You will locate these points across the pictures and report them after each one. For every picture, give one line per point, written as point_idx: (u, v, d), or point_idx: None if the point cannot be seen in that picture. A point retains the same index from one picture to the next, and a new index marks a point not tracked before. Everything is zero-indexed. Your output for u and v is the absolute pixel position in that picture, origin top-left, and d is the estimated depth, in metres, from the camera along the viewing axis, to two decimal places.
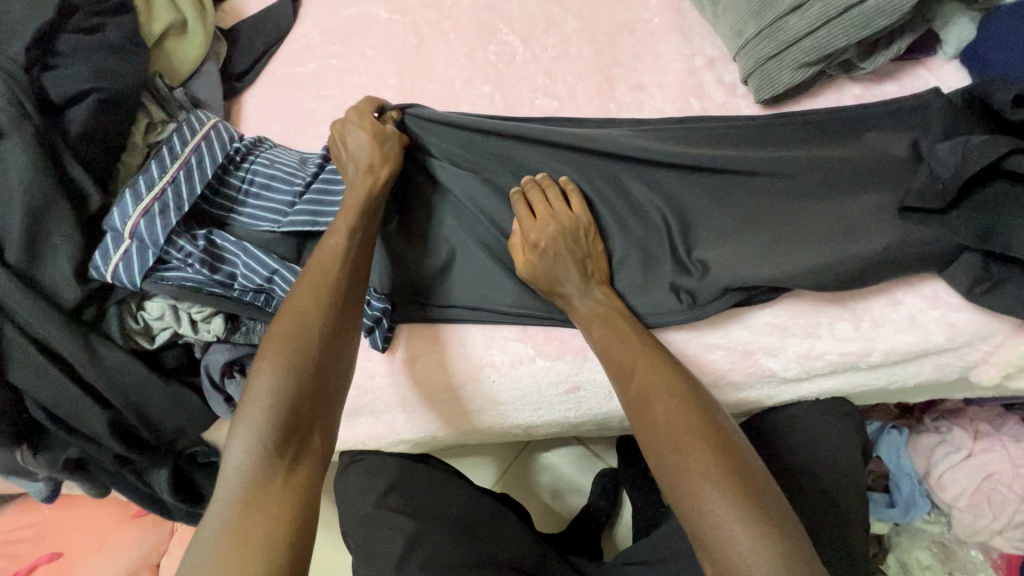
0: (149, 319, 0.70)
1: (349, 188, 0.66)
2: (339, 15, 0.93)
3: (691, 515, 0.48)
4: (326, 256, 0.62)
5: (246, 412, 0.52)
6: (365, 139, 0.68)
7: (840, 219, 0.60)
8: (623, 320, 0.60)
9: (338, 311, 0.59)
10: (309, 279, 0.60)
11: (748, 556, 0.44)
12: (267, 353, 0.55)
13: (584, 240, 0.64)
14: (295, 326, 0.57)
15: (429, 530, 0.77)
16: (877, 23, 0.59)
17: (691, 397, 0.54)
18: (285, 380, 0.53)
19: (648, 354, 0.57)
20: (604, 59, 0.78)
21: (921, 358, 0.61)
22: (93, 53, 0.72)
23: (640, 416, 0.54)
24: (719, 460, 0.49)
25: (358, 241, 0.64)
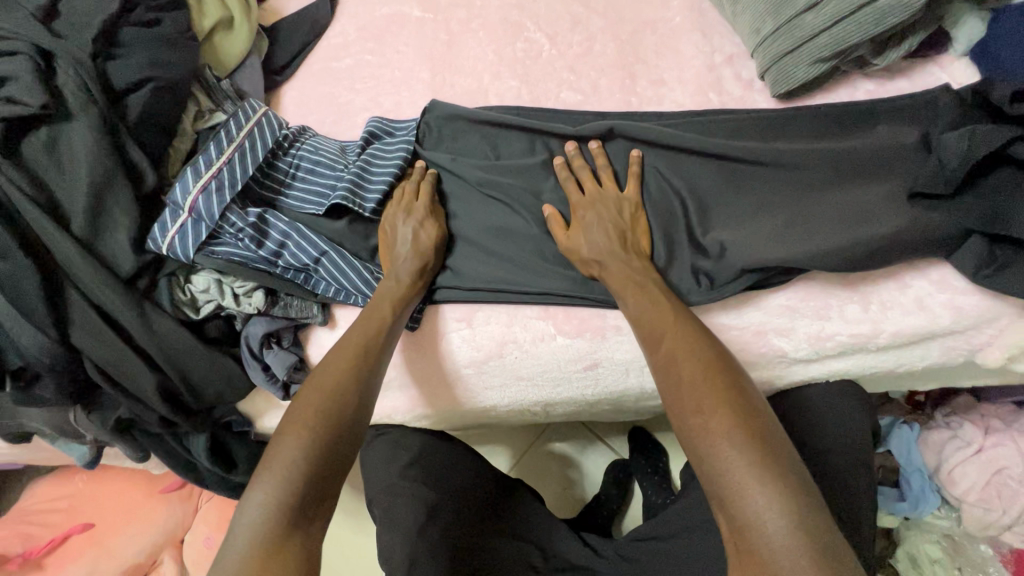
0: (195, 291, 0.75)
1: (394, 279, 0.71)
2: (374, 13, 0.98)
3: (710, 475, 0.51)
4: (363, 334, 0.67)
5: (270, 475, 0.57)
6: (422, 237, 0.73)
7: (851, 205, 0.63)
8: (655, 287, 0.64)
9: (365, 392, 0.64)
10: (343, 352, 0.66)
11: (763, 512, 0.47)
12: (295, 421, 0.60)
13: (626, 214, 0.69)
14: (328, 398, 0.62)
15: (447, 504, 0.81)
16: (888, 20, 0.63)
17: (716, 362, 0.57)
18: (310, 452, 0.58)
19: (680, 323, 0.60)
20: (627, 56, 0.81)
21: (928, 341, 0.64)
22: (151, 44, 0.77)
23: (665, 378, 0.58)
24: (739, 420, 0.52)
25: (389, 326, 0.68)
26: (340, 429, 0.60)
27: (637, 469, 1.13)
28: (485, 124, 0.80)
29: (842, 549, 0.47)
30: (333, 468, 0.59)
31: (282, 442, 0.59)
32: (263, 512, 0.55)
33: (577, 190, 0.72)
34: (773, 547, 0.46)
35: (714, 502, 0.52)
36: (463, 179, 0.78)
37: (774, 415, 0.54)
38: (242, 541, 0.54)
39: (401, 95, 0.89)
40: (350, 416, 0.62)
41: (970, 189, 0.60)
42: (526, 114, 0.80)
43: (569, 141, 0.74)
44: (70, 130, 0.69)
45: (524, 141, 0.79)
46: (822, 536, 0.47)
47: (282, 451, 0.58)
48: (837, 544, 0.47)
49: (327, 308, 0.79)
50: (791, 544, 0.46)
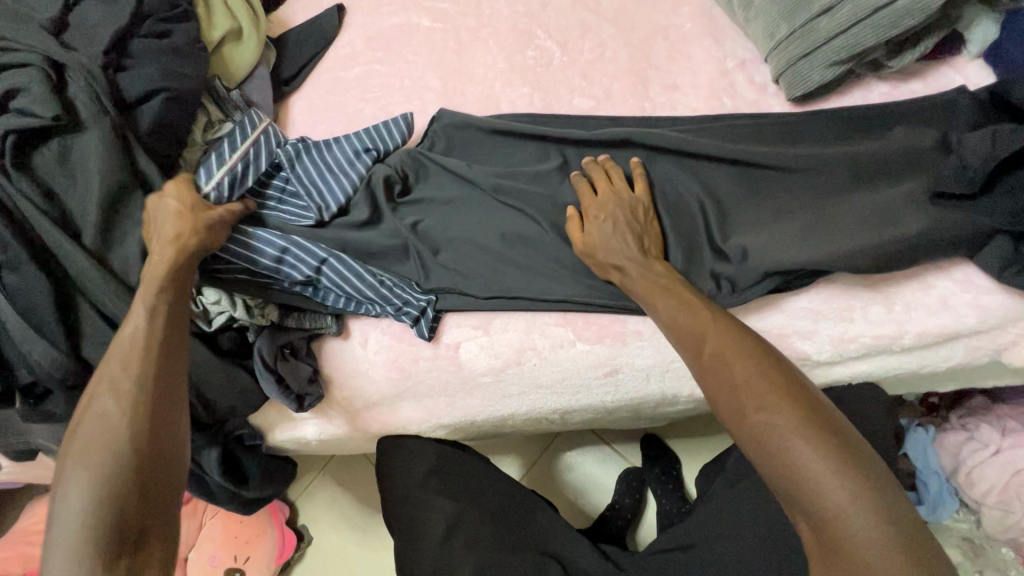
0: (207, 303, 0.73)
1: (154, 263, 0.64)
2: (382, 23, 0.98)
3: (782, 475, 0.51)
4: (121, 343, 0.59)
5: (58, 531, 0.52)
6: (167, 216, 0.67)
7: (874, 204, 0.63)
8: (684, 287, 0.63)
9: (148, 402, 0.57)
10: (106, 371, 0.58)
11: (849, 506, 0.49)
12: (70, 465, 0.54)
13: (640, 218, 0.67)
14: (97, 431, 0.55)
15: (469, 514, 0.81)
16: (904, 24, 0.63)
17: (763, 357, 0.56)
18: (90, 493, 0.52)
19: (719, 321, 0.59)
20: (639, 62, 0.82)
21: (953, 341, 0.64)
22: (162, 55, 0.76)
23: (713, 379, 0.57)
24: (807, 417, 0.52)
25: (148, 327, 0.60)
26: (123, 456, 0.54)
27: (652, 478, 1.12)
28: (498, 133, 0.80)
29: (920, 528, 0.49)
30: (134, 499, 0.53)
31: (63, 493, 0.53)
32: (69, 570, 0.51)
33: (587, 190, 0.71)
34: (858, 542, 0.48)
35: (783, 500, 0.53)
36: (476, 185, 0.77)
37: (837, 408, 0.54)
38: None
39: (412, 104, 0.89)
40: (132, 446, 0.54)
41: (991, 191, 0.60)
42: (536, 120, 0.80)
43: (587, 157, 0.72)
44: (82, 142, 0.68)
45: (534, 149, 0.79)
46: (902, 522, 0.49)
47: (66, 500, 0.53)
48: (915, 524, 0.49)
49: (342, 318, 0.78)
50: (875, 534, 0.48)
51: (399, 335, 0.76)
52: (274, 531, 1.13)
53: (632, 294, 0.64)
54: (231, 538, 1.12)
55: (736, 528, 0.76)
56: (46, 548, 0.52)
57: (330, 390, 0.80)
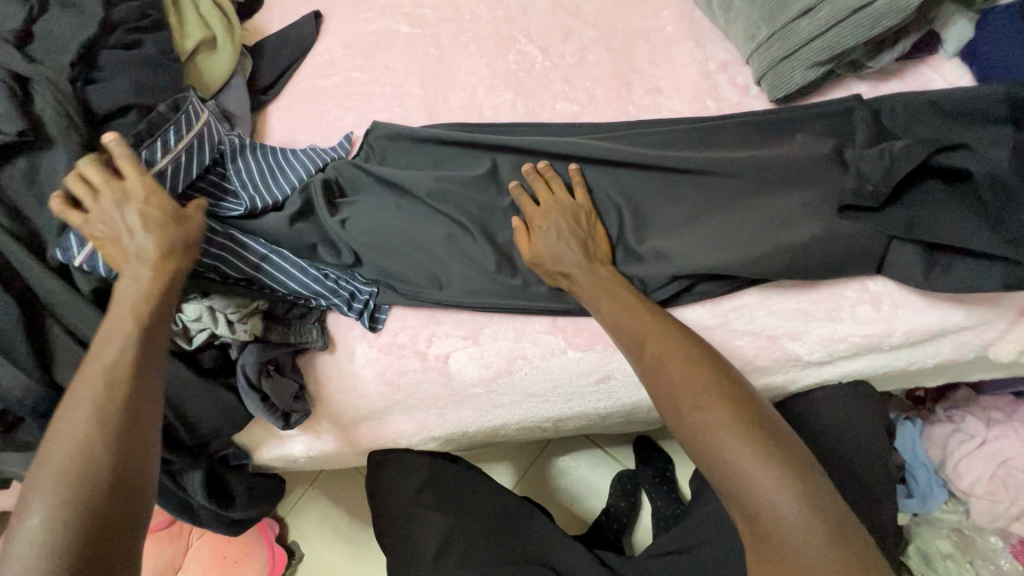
0: (186, 320, 0.70)
1: (133, 278, 0.60)
2: (361, 30, 0.96)
3: (716, 468, 0.53)
4: (99, 363, 0.56)
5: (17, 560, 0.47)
6: (150, 213, 0.61)
7: (777, 209, 0.65)
8: (626, 290, 0.64)
9: (128, 425, 0.54)
10: (80, 391, 0.54)
11: (777, 497, 0.50)
12: (37, 491, 0.50)
13: (584, 222, 0.69)
14: (67, 453, 0.51)
15: (462, 526, 0.80)
16: (882, 24, 0.62)
17: (698, 357, 0.58)
18: (58, 521, 0.48)
19: (658, 322, 0.61)
20: (621, 65, 0.81)
21: (940, 339, 0.64)
22: (132, 66, 0.74)
23: (653, 380, 0.58)
24: (736, 411, 0.54)
25: (132, 348, 0.57)
26: (99, 481, 0.51)
27: (646, 479, 1.12)
28: (436, 144, 0.81)
29: (849, 518, 0.50)
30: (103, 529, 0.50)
31: (25, 521, 0.49)
32: None
33: (531, 203, 0.72)
34: (790, 530, 0.49)
35: (721, 495, 0.54)
36: (411, 191, 0.78)
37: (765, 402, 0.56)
38: None
39: (393, 111, 0.88)
40: (110, 470, 0.51)
41: (916, 193, 0.61)
42: (474, 129, 0.82)
43: (526, 163, 0.73)
44: (50, 159, 0.66)
45: (471, 156, 0.80)
46: (830, 510, 0.50)
47: (28, 528, 0.48)
48: (844, 514, 0.50)
49: (326, 330, 0.77)
50: (802, 526, 0.49)
51: (385, 348, 0.75)
52: (263, 549, 1.12)
53: (582, 299, 0.65)
54: (221, 557, 1.12)
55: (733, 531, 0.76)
56: None
57: (318, 405, 0.78)
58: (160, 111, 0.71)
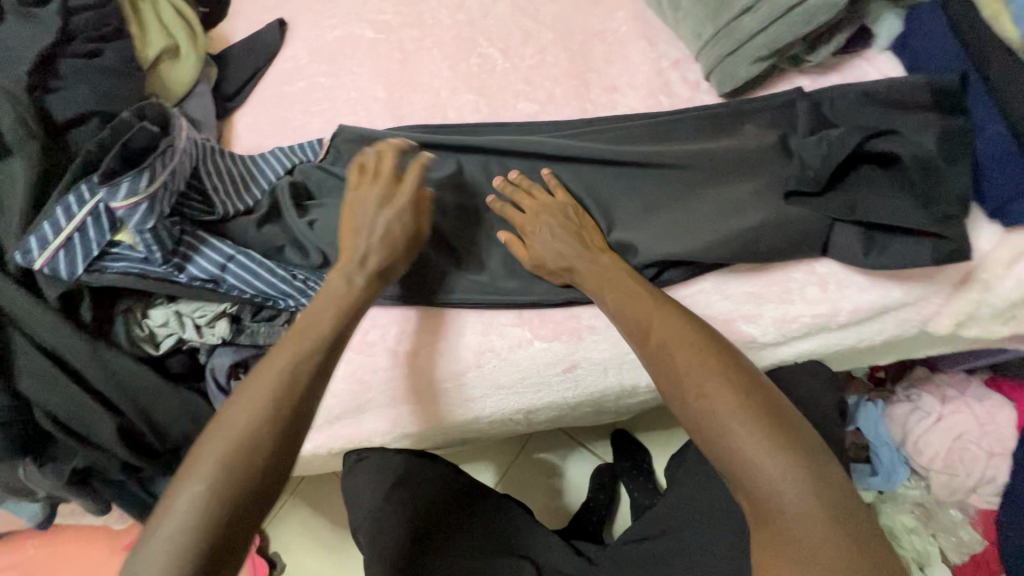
0: (153, 325, 0.72)
1: (352, 280, 0.63)
2: (325, 36, 0.97)
3: (721, 456, 0.51)
4: (292, 354, 0.54)
5: (160, 537, 0.45)
6: (396, 226, 0.67)
7: (726, 199, 0.68)
8: (632, 280, 0.64)
9: (299, 423, 0.52)
10: (261, 375, 0.53)
11: (786, 486, 0.47)
12: (191, 472, 0.47)
13: (575, 216, 0.70)
14: (238, 438, 0.49)
15: (441, 518, 0.81)
16: (817, 20, 0.66)
17: (707, 344, 0.56)
18: (210, 509, 0.46)
19: (661, 309, 0.60)
20: (578, 65, 0.84)
21: (885, 316, 0.67)
22: (93, 75, 0.74)
23: (659, 368, 0.57)
24: (743, 397, 0.52)
25: (330, 349, 0.57)
26: (258, 475, 0.48)
27: (623, 472, 1.13)
28: (401, 147, 0.82)
29: (859, 510, 0.48)
30: (243, 527, 0.47)
31: (177, 499, 0.46)
32: None
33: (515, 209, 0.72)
34: (795, 518, 0.47)
35: (726, 483, 0.52)
36: None
37: (776, 387, 0.54)
38: None
39: (358, 114, 0.89)
40: (266, 466, 0.49)
41: (850, 179, 0.65)
42: (438, 131, 0.83)
43: (497, 173, 0.73)
44: (7, 166, 0.67)
45: (437, 156, 0.81)
46: (838, 499, 0.48)
47: (175, 509, 0.46)
48: (854, 507, 0.48)
49: (296, 332, 0.77)
50: (809, 514, 0.47)
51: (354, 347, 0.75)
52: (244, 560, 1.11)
53: (586, 288, 0.66)
54: None
55: (695, 514, 0.79)
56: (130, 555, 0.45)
57: None
58: (124, 117, 0.68)
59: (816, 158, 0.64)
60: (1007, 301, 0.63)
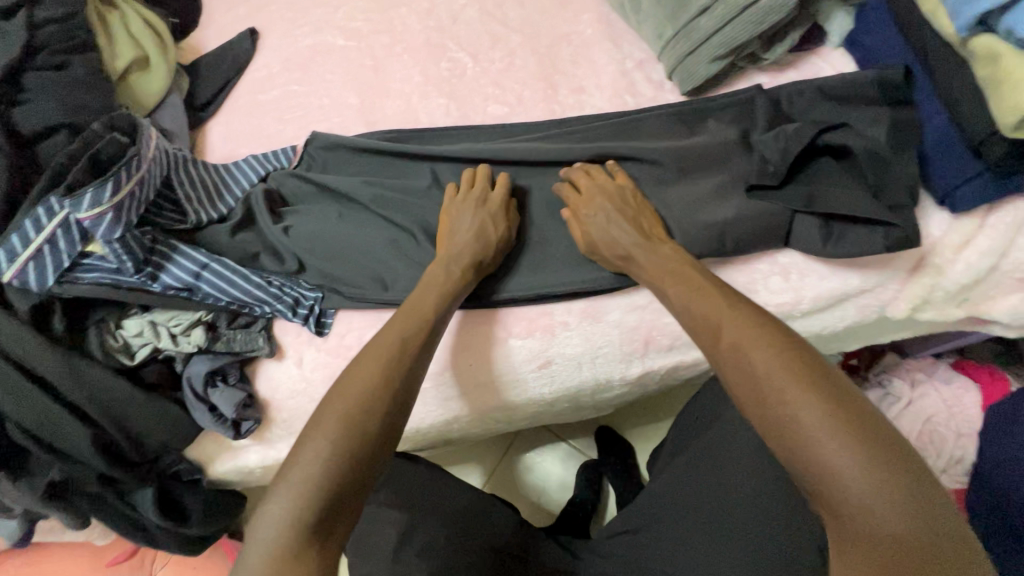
0: (128, 336, 0.72)
1: (448, 272, 0.69)
2: (297, 44, 0.98)
3: (802, 469, 0.47)
4: (403, 330, 0.63)
5: (291, 479, 0.52)
6: (490, 229, 0.71)
7: (690, 195, 0.70)
8: (698, 275, 0.61)
9: (405, 394, 0.60)
10: (373, 350, 0.61)
11: (883, 504, 0.44)
12: (318, 428, 0.55)
13: (631, 202, 0.69)
14: (356, 401, 0.57)
15: (422, 520, 0.79)
16: (770, 19, 0.68)
17: (787, 346, 0.52)
18: (334, 457, 0.53)
19: (733, 307, 0.56)
20: (547, 67, 0.86)
21: (845, 303, 0.70)
22: (60, 88, 0.74)
23: (732, 370, 0.53)
24: (830, 407, 0.47)
25: (427, 329, 0.64)
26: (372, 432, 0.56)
27: (608, 468, 1.14)
28: (374, 153, 0.83)
29: (960, 531, 0.44)
30: (356, 480, 0.54)
31: (306, 447, 0.54)
32: (279, 524, 0.50)
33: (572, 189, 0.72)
34: (889, 537, 0.43)
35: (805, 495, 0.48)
36: (352, 199, 0.80)
37: (867, 396, 0.49)
38: (258, 553, 0.50)
39: (331, 121, 0.90)
40: (377, 427, 0.56)
41: (806, 172, 0.67)
42: (410, 137, 0.84)
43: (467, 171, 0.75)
44: None
45: (409, 161, 0.82)
46: (937, 519, 0.44)
47: (303, 458, 0.53)
48: (953, 527, 0.44)
49: (274, 338, 0.77)
50: (904, 532, 0.43)
51: (330, 350, 0.76)
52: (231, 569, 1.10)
53: (651, 277, 0.64)
54: None
55: (672, 506, 0.76)
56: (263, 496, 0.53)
57: (268, 413, 0.78)
58: (93, 129, 0.69)
59: (776, 151, 0.66)
60: (959, 284, 0.66)
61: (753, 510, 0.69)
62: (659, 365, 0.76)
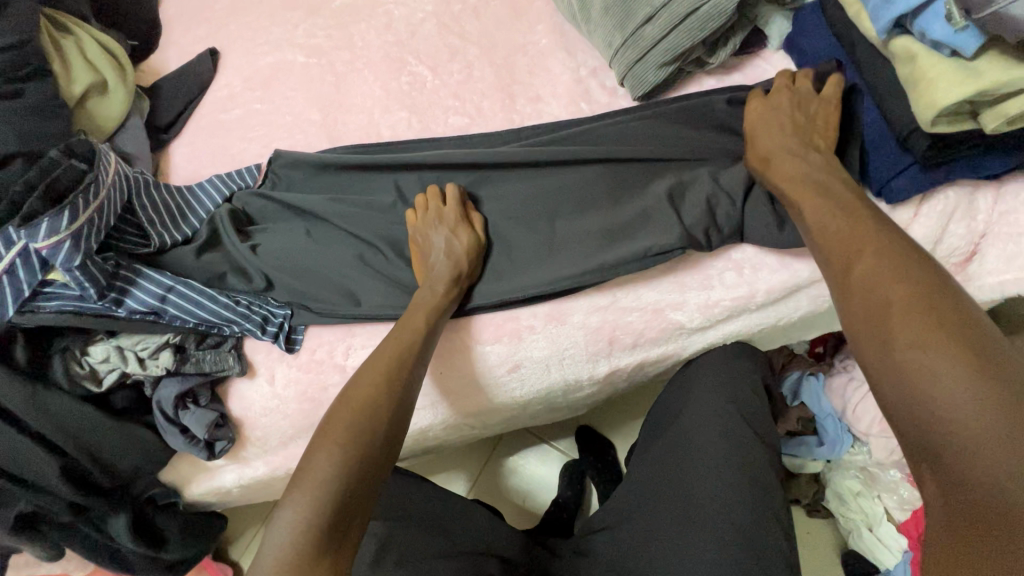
0: (94, 363, 0.71)
1: (427, 290, 0.71)
2: (257, 63, 0.99)
3: (920, 417, 0.44)
4: (398, 342, 0.66)
5: (302, 488, 0.55)
6: (456, 245, 0.72)
7: (645, 195, 0.72)
8: (853, 198, 0.59)
9: (401, 404, 0.63)
10: (373, 365, 0.65)
11: (1006, 466, 0.39)
12: (323, 441, 0.58)
13: (812, 112, 0.67)
14: (360, 414, 0.60)
15: (400, 532, 0.80)
16: (711, 25, 0.71)
17: (939, 287, 0.48)
18: (343, 466, 0.57)
19: (882, 240, 0.53)
20: (504, 78, 0.88)
21: (797, 294, 0.73)
22: (16, 116, 0.73)
23: (859, 305, 0.51)
24: (976, 364, 0.43)
25: (422, 341, 0.67)
26: (375, 442, 0.60)
27: (589, 467, 1.16)
28: (337, 169, 0.83)
29: None
30: (363, 488, 0.57)
31: (314, 458, 0.57)
32: (292, 534, 0.53)
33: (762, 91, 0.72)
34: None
35: (917, 453, 0.45)
36: (317, 215, 0.81)
37: None
38: (270, 561, 0.53)
39: (294, 138, 0.91)
40: (380, 436, 0.60)
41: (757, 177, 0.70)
42: (372, 151, 0.85)
43: (430, 186, 0.76)
44: None
45: (372, 176, 0.83)
46: None
47: (314, 470, 0.56)
48: None
49: (244, 356, 0.77)
50: None
51: (299, 366, 0.76)
52: None
53: (778, 182, 0.64)
54: None
55: (643, 500, 0.78)
56: (275, 508, 0.55)
57: (242, 432, 0.78)
58: (52, 156, 0.69)
59: (756, 138, 0.68)
60: None
61: (718, 503, 0.70)
62: (625, 363, 0.77)
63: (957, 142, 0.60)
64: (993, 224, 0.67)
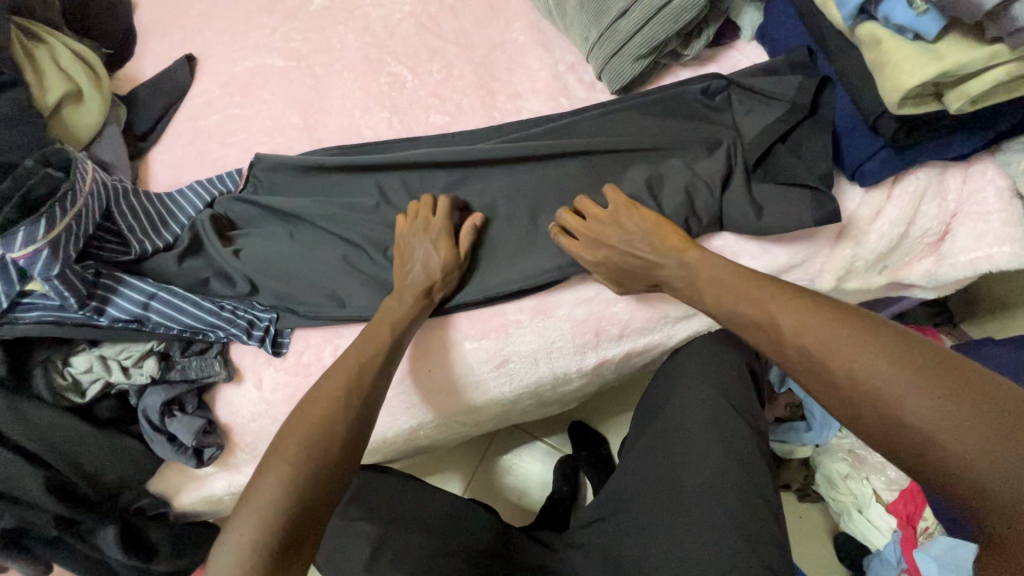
0: (77, 373, 0.70)
1: (396, 302, 0.70)
2: (235, 68, 0.98)
3: (899, 449, 0.48)
4: (359, 355, 0.66)
5: (250, 505, 0.55)
6: (436, 259, 0.71)
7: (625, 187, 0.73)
8: (731, 274, 0.62)
9: (362, 418, 0.62)
10: (331, 378, 0.64)
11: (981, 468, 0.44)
12: (274, 457, 0.57)
13: (638, 227, 0.68)
14: (315, 428, 0.59)
15: (394, 532, 0.79)
16: (684, 17, 0.72)
17: (844, 318, 0.53)
18: (294, 482, 0.56)
19: (783, 299, 0.57)
20: (483, 76, 0.88)
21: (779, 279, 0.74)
22: None
23: (798, 364, 0.55)
24: (921, 379, 0.48)
25: (387, 352, 0.66)
26: (330, 457, 0.59)
27: (584, 462, 1.16)
28: (319, 170, 0.83)
29: None
30: (317, 504, 0.57)
31: (264, 475, 0.56)
32: (237, 554, 0.52)
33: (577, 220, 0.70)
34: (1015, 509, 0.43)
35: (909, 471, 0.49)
36: (300, 218, 0.81)
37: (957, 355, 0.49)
38: None
39: (275, 141, 0.90)
40: (337, 449, 0.59)
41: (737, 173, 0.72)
42: (354, 151, 0.85)
43: (422, 196, 0.76)
44: None
45: (354, 176, 0.83)
46: None
47: (263, 487, 0.55)
48: None
49: (230, 361, 0.76)
50: None
51: (287, 368, 0.76)
52: None
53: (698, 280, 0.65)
54: None
55: (634, 492, 0.78)
56: (225, 523, 0.55)
57: (231, 438, 0.78)
58: (27, 165, 0.68)
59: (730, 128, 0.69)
60: (877, 252, 0.71)
61: (709, 490, 0.71)
62: (613, 353, 0.78)
63: (923, 123, 0.63)
64: (963, 203, 0.69)
